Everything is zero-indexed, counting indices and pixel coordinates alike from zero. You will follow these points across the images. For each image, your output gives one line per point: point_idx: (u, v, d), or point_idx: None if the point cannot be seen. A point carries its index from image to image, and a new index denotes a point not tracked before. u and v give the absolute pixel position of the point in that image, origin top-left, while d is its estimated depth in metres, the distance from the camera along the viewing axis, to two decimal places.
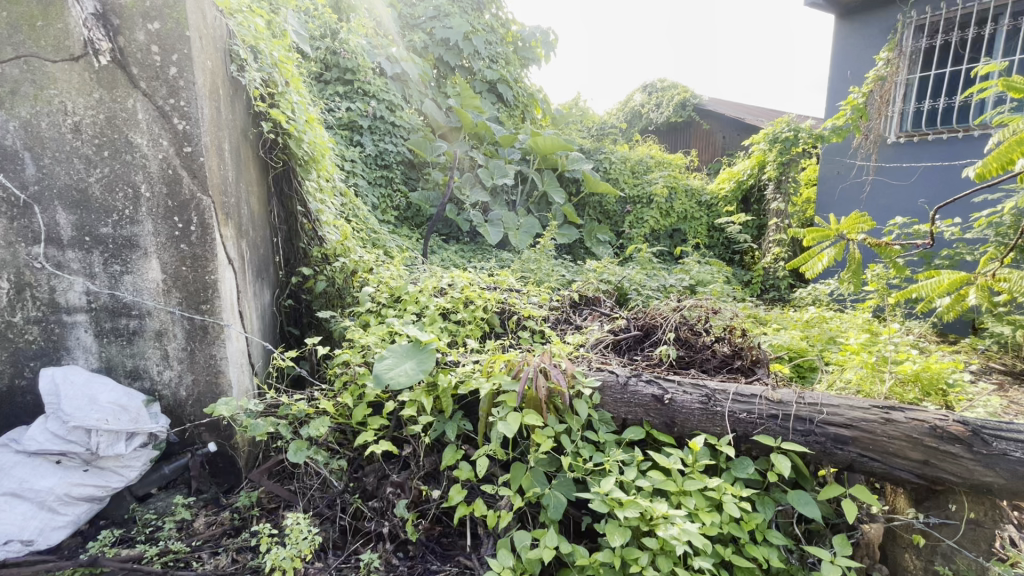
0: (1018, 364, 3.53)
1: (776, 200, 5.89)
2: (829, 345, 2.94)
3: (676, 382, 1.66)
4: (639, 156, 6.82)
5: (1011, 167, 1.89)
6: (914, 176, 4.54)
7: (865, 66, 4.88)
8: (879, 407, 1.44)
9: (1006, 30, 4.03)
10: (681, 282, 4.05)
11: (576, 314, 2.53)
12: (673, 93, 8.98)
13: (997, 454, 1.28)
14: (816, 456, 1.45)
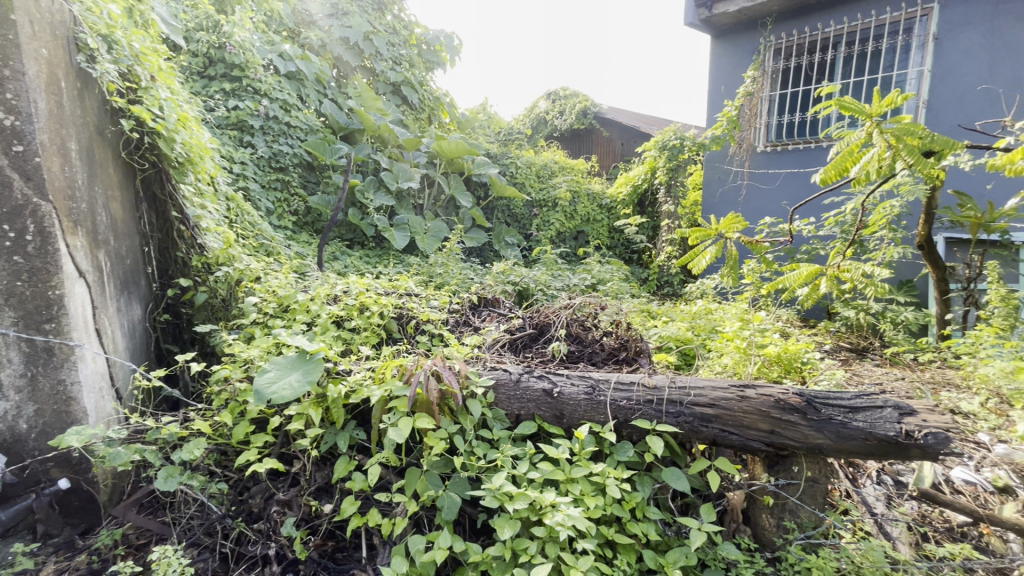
0: (862, 342, 4.13)
1: (668, 203, 6.38)
2: (711, 334, 3.25)
3: (564, 375, 1.75)
4: (544, 161, 7.03)
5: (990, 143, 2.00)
6: (777, 181, 5.13)
7: (735, 83, 5.44)
8: (735, 385, 1.63)
9: (843, 56, 4.71)
10: (583, 282, 4.25)
11: (475, 315, 2.57)
12: (574, 101, 9.28)
13: (825, 419, 1.50)
14: (685, 435, 1.60)
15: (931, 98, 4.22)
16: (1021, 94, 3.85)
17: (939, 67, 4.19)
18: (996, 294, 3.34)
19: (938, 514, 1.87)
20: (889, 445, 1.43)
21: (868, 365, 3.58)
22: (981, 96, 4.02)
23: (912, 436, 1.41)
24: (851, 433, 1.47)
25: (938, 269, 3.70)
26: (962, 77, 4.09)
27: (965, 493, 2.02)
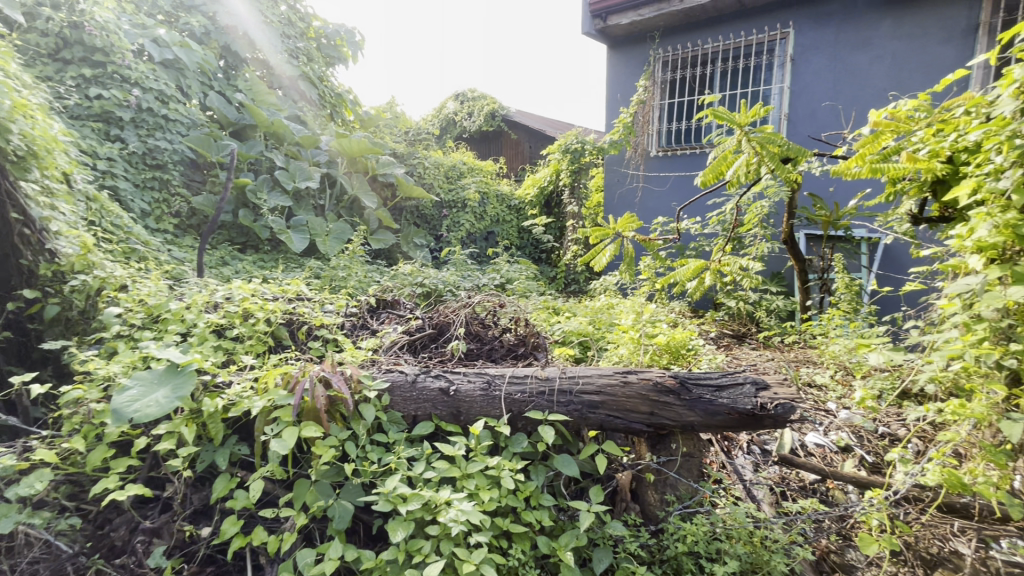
0: (741, 329, 4.59)
1: (572, 204, 6.64)
2: (609, 327, 3.44)
3: (461, 373, 1.78)
4: (452, 162, 7.00)
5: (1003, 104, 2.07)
6: (668, 184, 5.55)
7: (629, 91, 5.80)
8: (619, 371, 1.74)
9: (720, 70, 5.19)
10: (492, 281, 4.30)
11: (374, 318, 2.51)
12: (482, 103, 9.34)
13: (695, 398, 1.65)
14: (576, 422, 1.69)
15: (791, 112, 4.81)
16: (856, 111, 4.51)
17: (795, 84, 4.78)
18: (843, 282, 3.89)
19: (795, 475, 2.15)
20: (747, 417, 1.61)
21: (746, 350, 3.99)
22: (827, 111, 4.65)
23: (765, 407, 1.59)
24: (717, 409, 1.63)
25: (799, 262, 4.18)
26: (813, 94, 4.70)
27: (816, 455, 2.36)
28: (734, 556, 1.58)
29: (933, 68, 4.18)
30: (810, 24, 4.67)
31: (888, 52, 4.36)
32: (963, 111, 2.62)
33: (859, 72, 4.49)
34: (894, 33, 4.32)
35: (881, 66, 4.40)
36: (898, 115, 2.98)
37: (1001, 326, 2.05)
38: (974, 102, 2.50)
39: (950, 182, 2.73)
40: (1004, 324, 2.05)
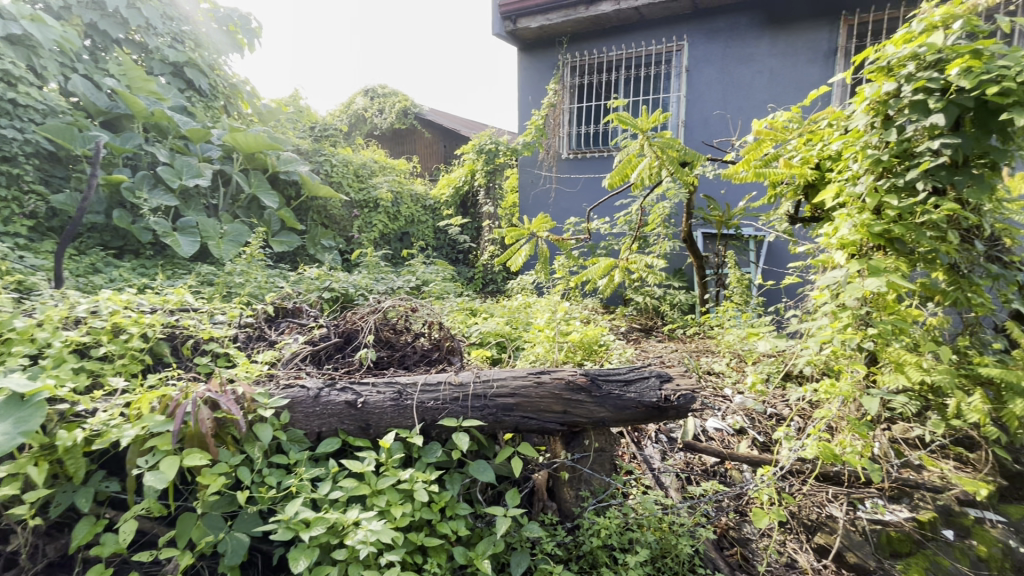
0: (649, 323, 4.86)
1: (487, 204, 6.65)
2: (526, 327, 3.47)
3: (370, 384, 1.70)
4: (362, 160, 6.70)
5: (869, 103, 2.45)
6: (579, 185, 5.75)
7: (540, 94, 5.90)
8: (532, 372, 1.76)
9: (624, 77, 5.45)
10: (406, 284, 4.16)
11: (273, 328, 2.33)
12: (393, 100, 9.05)
13: (605, 394, 1.70)
14: (490, 425, 1.68)
15: (687, 119, 5.17)
16: (742, 120, 4.95)
17: (691, 93, 5.14)
18: (734, 277, 4.25)
19: (698, 459, 2.30)
20: (653, 409, 1.69)
21: (653, 342, 4.22)
22: (718, 119, 5.05)
23: (669, 399, 1.68)
24: (626, 404, 1.69)
25: (698, 259, 4.49)
26: (706, 103, 5.09)
27: (716, 439, 2.52)
28: (645, 544, 1.66)
29: (803, 84, 4.70)
30: (701, 38, 5.04)
31: (767, 68, 4.83)
32: (827, 123, 2.95)
33: (744, 85, 4.93)
34: (771, 51, 4.79)
35: (762, 80, 4.86)
36: (776, 124, 3.29)
37: (861, 313, 2.33)
38: (836, 115, 2.84)
39: (819, 186, 3.07)
40: (864, 311, 2.35)
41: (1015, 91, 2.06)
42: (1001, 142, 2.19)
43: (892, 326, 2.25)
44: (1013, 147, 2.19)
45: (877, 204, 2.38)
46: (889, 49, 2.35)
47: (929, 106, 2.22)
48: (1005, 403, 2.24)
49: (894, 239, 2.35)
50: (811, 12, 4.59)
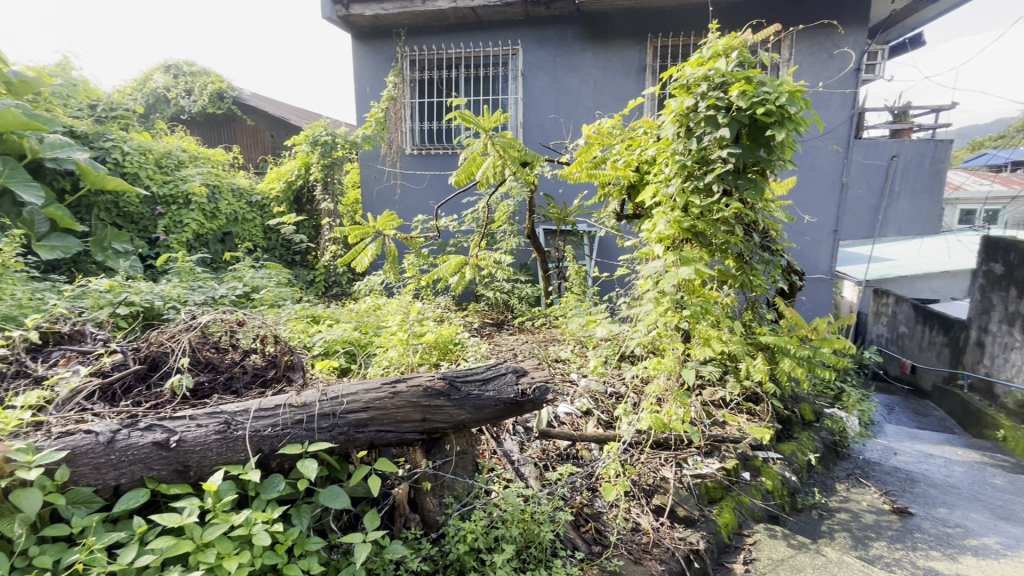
0: (500, 317, 5.01)
1: (325, 200, 6.12)
2: (377, 330, 3.29)
3: (186, 417, 1.47)
4: (166, 148, 5.64)
5: (674, 113, 2.81)
6: (425, 182, 5.68)
7: (379, 85, 5.63)
8: (387, 382, 1.67)
9: (464, 76, 5.50)
10: (232, 292, 3.62)
11: (38, 360, 1.83)
12: (204, 80, 7.83)
13: (465, 396, 1.68)
14: (341, 446, 1.59)
15: (525, 121, 5.44)
16: (573, 124, 5.37)
17: (527, 97, 5.40)
18: (573, 269, 4.60)
19: (552, 445, 2.42)
20: (511, 405, 1.71)
21: (505, 336, 4.36)
22: (553, 122, 5.40)
23: (525, 393, 1.72)
24: (485, 403, 1.69)
25: (541, 254, 4.74)
26: (541, 107, 5.40)
27: (567, 423, 2.64)
28: (509, 539, 1.68)
29: (621, 95, 5.27)
30: (534, 44, 5.32)
31: (592, 78, 5.30)
32: (643, 131, 3.35)
33: (573, 92, 5.34)
34: (594, 62, 5.26)
35: (587, 89, 5.33)
36: (602, 130, 3.59)
37: (677, 298, 2.70)
38: (650, 125, 3.22)
39: (638, 186, 3.50)
40: (678, 296, 2.72)
41: (776, 112, 2.52)
42: (767, 153, 2.69)
43: (700, 307, 2.65)
44: (776, 158, 2.70)
45: (685, 203, 2.75)
46: (687, 70, 2.73)
47: (718, 121, 2.63)
48: (777, 362, 2.80)
49: (697, 233, 2.75)
50: (625, 31, 5.15)
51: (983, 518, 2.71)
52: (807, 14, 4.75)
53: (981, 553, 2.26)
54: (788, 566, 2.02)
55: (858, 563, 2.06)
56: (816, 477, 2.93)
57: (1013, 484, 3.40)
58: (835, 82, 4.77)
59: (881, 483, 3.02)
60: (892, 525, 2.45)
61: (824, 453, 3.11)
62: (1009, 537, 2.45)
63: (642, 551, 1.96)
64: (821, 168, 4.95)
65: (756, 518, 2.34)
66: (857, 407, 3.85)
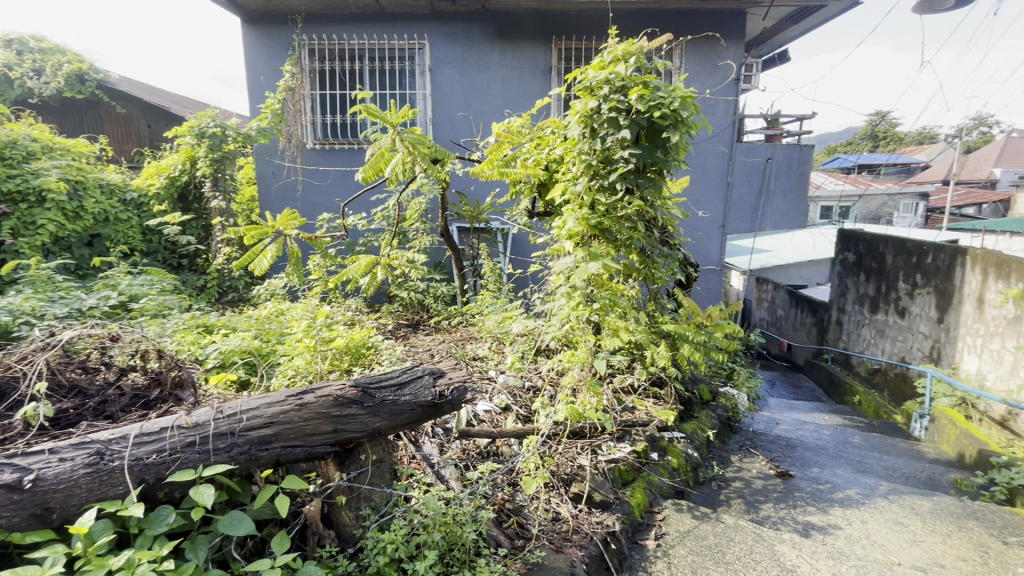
0: (415, 317, 4.91)
1: (215, 198, 5.53)
2: (281, 338, 3.07)
3: (44, 453, 1.29)
4: (9, 136, 4.80)
5: (578, 115, 2.92)
6: (329, 178, 5.42)
7: (275, 75, 5.25)
8: (294, 394, 1.58)
9: (369, 69, 5.29)
10: (104, 303, 3.17)
11: None
12: (58, 59, 6.79)
13: (379, 402, 1.63)
14: (243, 466, 1.48)
15: (434, 118, 5.35)
16: (483, 123, 5.39)
17: (435, 93, 5.32)
18: (488, 267, 4.61)
19: (472, 444, 2.42)
20: (429, 408, 1.69)
21: (420, 336, 4.27)
22: (462, 120, 5.37)
23: (444, 394, 1.71)
24: (401, 408, 1.66)
25: (455, 252, 4.69)
26: (450, 104, 5.34)
27: (486, 421, 2.64)
28: (431, 545, 1.65)
29: (529, 95, 5.37)
30: (441, 40, 5.25)
31: (500, 77, 5.34)
32: (551, 130, 3.44)
33: (481, 90, 5.35)
34: (502, 62, 5.31)
35: (496, 88, 5.36)
36: (512, 129, 3.63)
37: (587, 292, 2.81)
38: (556, 124, 3.32)
39: (548, 185, 3.57)
40: (589, 290, 2.82)
41: (670, 116, 2.72)
42: (663, 154, 2.88)
43: (608, 300, 2.79)
44: (672, 159, 2.90)
45: (591, 200, 2.87)
46: (590, 73, 2.84)
47: (619, 123, 2.77)
48: (678, 349, 3.01)
49: (604, 230, 2.89)
50: (531, 32, 5.26)
51: (846, 473, 3.13)
52: (694, 26, 5.16)
53: (847, 504, 2.60)
54: (694, 536, 2.16)
55: (752, 525, 2.26)
56: (714, 451, 3.20)
57: (868, 441, 3.97)
58: (719, 90, 5.23)
59: (767, 450, 3.38)
60: (777, 487, 2.74)
61: (719, 429, 3.41)
62: (866, 487, 2.85)
63: (563, 539, 2.00)
64: (710, 168, 5.41)
65: (664, 495, 2.50)
66: (745, 384, 4.27)
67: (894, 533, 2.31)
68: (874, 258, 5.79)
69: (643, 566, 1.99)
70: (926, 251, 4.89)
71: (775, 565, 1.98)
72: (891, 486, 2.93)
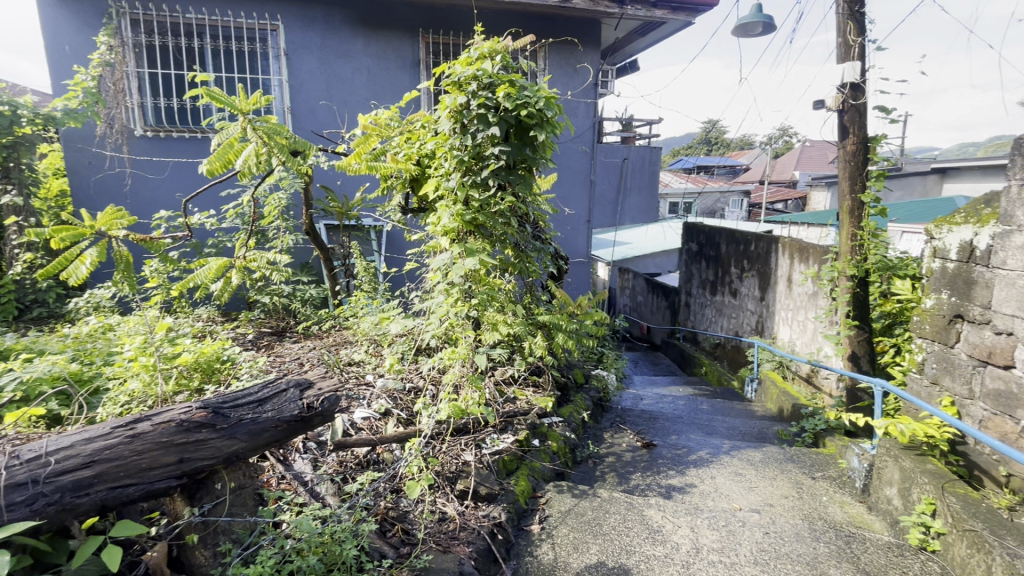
0: (280, 324, 4.48)
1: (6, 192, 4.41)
2: (109, 358, 2.60)
3: None
4: None
5: (447, 110, 2.89)
6: (166, 171, 4.73)
7: (86, 47, 4.41)
8: (122, 425, 1.38)
9: (211, 48, 4.67)
10: None
11: None
12: None
13: (236, 422, 1.53)
14: (52, 520, 1.25)
15: (293, 106, 4.93)
16: (347, 114, 5.11)
17: (293, 79, 4.89)
18: (361, 266, 4.37)
19: (350, 454, 2.29)
20: (296, 422, 1.65)
21: (287, 345, 3.91)
22: (325, 110, 5.03)
23: (312, 407, 1.69)
24: (263, 426, 1.58)
25: (324, 252, 4.39)
26: (310, 92, 4.96)
27: (365, 428, 2.50)
28: (307, 570, 1.52)
29: (397, 87, 5.20)
30: (296, 22, 4.84)
31: (364, 67, 5.09)
32: (421, 125, 3.37)
33: (345, 79, 5.05)
34: (366, 51, 5.06)
35: (361, 78, 5.11)
36: (379, 121, 3.48)
37: (465, 288, 2.80)
38: (426, 119, 3.27)
39: (421, 180, 3.47)
40: (467, 286, 2.83)
41: (536, 115, 2.82)
42: (532, 152, 2.98)
43: (486, 295, 2.82)
44: (540, 157, 3.01)
45: (465, 196, 2.87)
46: (457, 68, 2.83)
47: (488, 120, 2.80)
48: (553, 338, 3.16)
49: (479, 225, 2.91)
50: (396, 23, 5.09)
51: (698, 437, 3.56)
52: (555, 31, 5.43)
53: (700, 464, 2.95)
54: (574, 514, 2.27)
55: (623, 496, 2.45)
56: (589, 431, 3.42)
57: (713, 406, 4.57)
58: (580, 93, 5.57)
59: (634, 425, 3.71)
60: (644, 457, 3.02)
61: (593, 409, 3.65)
62: (714, 447, 3.26)
63: (451, 539, 1.97)
64: (575, 166, 5.75)
65: (546, 479, 2.58)
66: (614, 365, 4.65)
67: (734, 484, 2.69)
68: (712, 247, 6.64)
69: (529, 551, 2.04)
70: (751, 240, 5.74)
71: (644, 529, 2.17)
72: (732, 443, 3.40)
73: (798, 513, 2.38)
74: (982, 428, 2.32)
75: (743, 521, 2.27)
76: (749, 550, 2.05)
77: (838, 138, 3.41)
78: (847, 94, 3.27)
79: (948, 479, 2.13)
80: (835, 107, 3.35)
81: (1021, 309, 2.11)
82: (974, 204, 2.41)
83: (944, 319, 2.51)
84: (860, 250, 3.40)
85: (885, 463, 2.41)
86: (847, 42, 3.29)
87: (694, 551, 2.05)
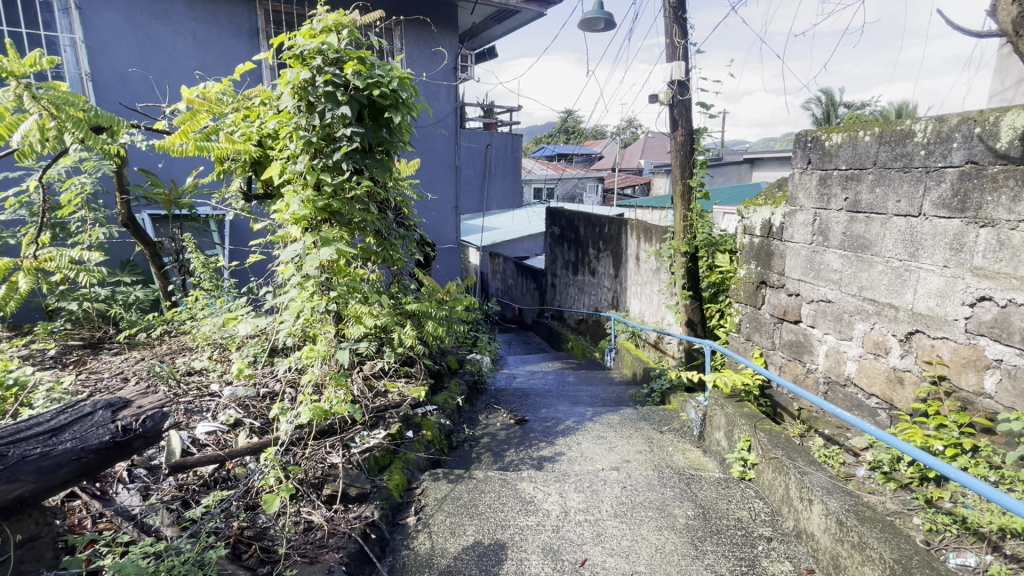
0: (94, 334, 3.73)
1: None
2: None
3: None
4: None
5: (289, 85, 2.62)
6: None
7: None
8: None
9: None
10: None
11: None
12: None
13: (17, 461, 1.24)
14: None
15: (93, 72, 4.21)
16: (168, 84, 4.50)
17: (91, 39, 4.17)
18: (198, 261, 3.74)
19: (192, 475, 2.02)
20: (109, 449, 1.41)
21: (104, 358, 3.27)
22: (137, 79, 4.38)
23: (128, 428, 1.46)
24: (60, 461, 1.31)
25: (148, 246, 3.75)
26: (116, 56, 4.28)
27: (210, 444, 2.20)
28: None
29: (230, 58, 4.70)
30: None
31: (188, 31, 4.51)
32: (259, 101, 3.02)
33: (163, 45, 4.44)
34: (190, 14, 4.49)
35: (185, 44, 4.53)
36: (207, 95, 3.04)
37: (322, 280, 2.59)
38: (265, 95, 2.94)
39: (264, 163, 3.13)
40: (324, 278, 2.62)
41: (390, 96, 2.72)
42: (388, 135, 2.86)
43: (347, 287, 2.66)
44: (397, 139, 2.90)
45: (316, 180, 2.62)
46: (298, 40, 2.57)
47: (337, 98, 2.60)
48: (422, 326, 3.10)
49: (334, 212, 2.69)
50: None
51: (565, 407, 3.81)
52: (408, 8, 5.25)
53: (566, 433, 3.16)
54: (450, 499, 2.26)
55: (498, 473, 2.51)
56: (465, 415, 3.44)
57: (578, 377, 4.94)
58: (438, 76, 5.49)
59: (507, 403, 3.83)
60: (517, 434, 3.13)
61: (467, 393, 3.69)
62: (578, 416, 3.51)
63: (318, 548, 1.82)
64: (438, 151, 5.67)
65: (422, 468, 2.52)
66: (486, 348, 4.75)
67: (597, 446, 2.94)
68: (573, 231, 7.07)
69: (406, 545, 1.97)
70: (605, 223, 6.22)
71: (517, 502, 2.26)
72: (595, 410, 3.69)
73: (649, 465, 2.68)
74: (782, 372, 2.82)
75: (604, 479, 2.48)
76: (610, 505, 2.26)
77: (670, 130, 3.82)
78: (675, 90, 3.68)
79: (758, 418, 2.56)
80: (666, 101, 3.75)
81: (804, 274, 2.59)
82: (770, 187, 2.86)
83: (753, 286, 2.98)
84: (690, 229, 3.90)
85: (714, 412, 2.82)
86: (673, 43, 3.69)
87: (562, 514, 2.19)
